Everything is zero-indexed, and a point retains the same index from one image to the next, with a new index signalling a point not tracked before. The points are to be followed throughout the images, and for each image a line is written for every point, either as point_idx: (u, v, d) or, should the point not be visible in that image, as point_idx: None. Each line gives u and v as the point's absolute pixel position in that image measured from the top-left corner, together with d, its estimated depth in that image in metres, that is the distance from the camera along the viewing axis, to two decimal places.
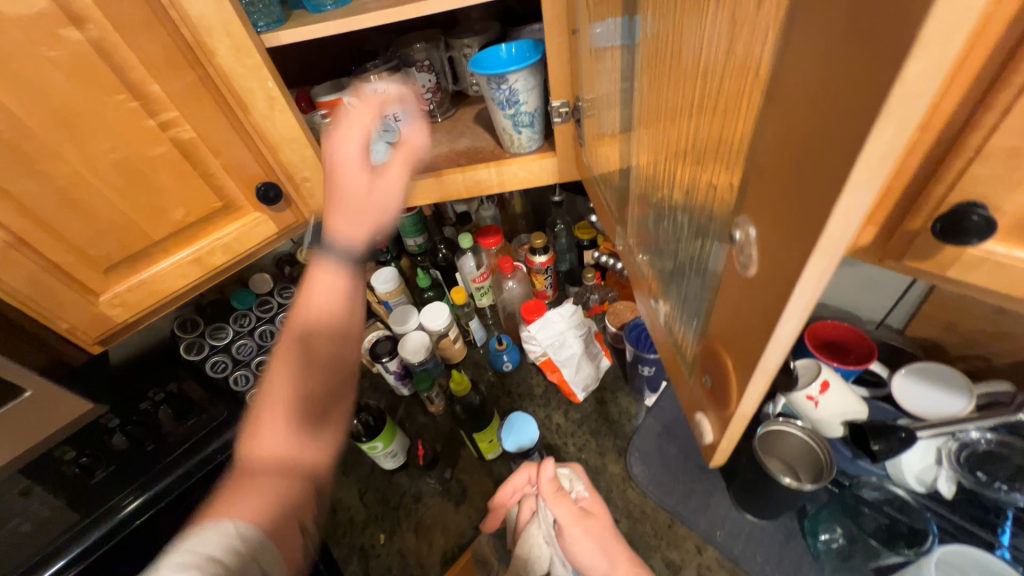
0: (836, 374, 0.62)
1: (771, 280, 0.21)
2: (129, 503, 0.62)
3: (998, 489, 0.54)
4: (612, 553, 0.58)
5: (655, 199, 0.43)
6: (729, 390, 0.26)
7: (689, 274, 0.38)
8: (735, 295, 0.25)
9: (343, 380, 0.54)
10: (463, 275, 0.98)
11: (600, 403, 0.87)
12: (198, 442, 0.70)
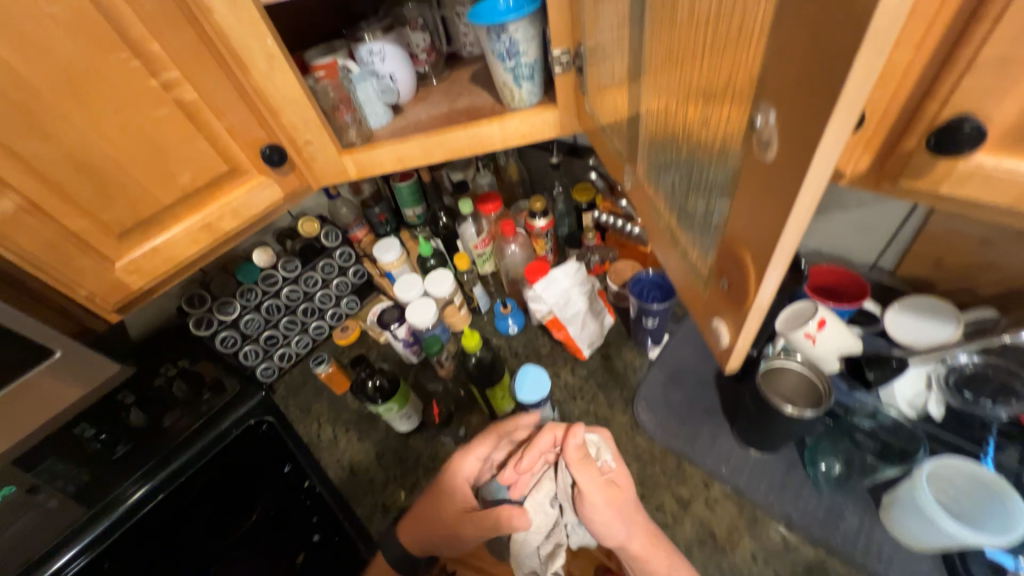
0: (833, 313, 0.65)
1: (789, 163, 0.24)
2: (133, 493, 0.60)
3: (983, 406, 0.58)
4: (630, 521, 0.61)
5: (665, 124, 0.44)
6: (751, 276, 0.29)
7: (703, 190, 0.39)
8: (754, 184, 0.28)
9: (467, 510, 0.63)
10: (464, 243, 0.99)
11: (605, 358, 0.90)
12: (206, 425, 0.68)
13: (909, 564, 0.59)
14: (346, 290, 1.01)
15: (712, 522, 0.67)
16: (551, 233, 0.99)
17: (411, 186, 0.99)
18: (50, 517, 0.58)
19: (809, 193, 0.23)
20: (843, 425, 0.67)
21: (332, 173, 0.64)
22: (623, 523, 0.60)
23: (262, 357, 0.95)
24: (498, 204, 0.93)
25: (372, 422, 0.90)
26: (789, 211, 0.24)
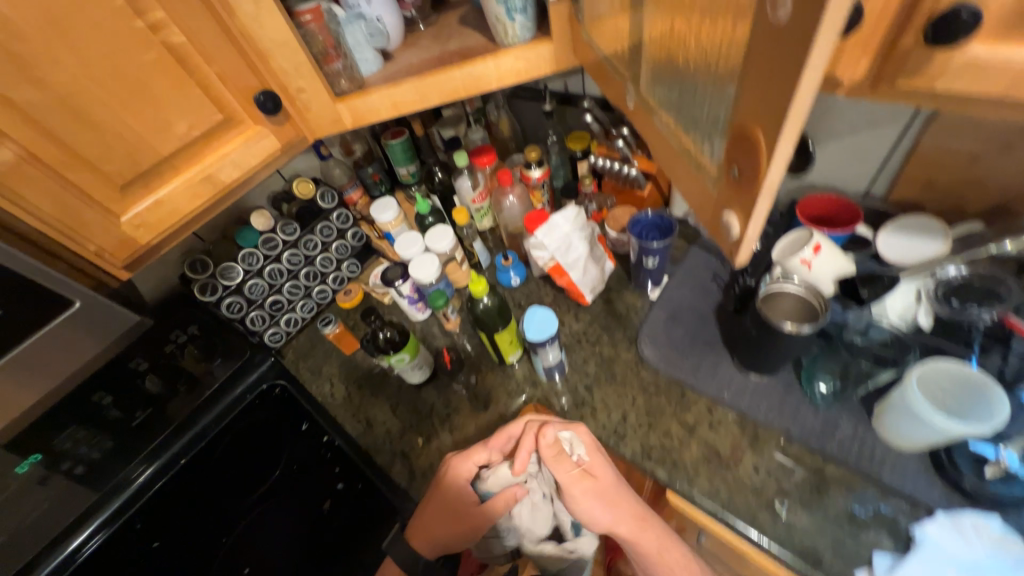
0: (828, 240, 0.69)
1: (804, 14, 0.25)
2: (140, 474, 0.68)
3: (971, 312, 0.61)
4: (614, 509, 0.66)
5: (666, 27, 0.44)
6: (763, 153, 0.31)
7: (708, 88, 0.40)
8: (768, 50, 0.29)
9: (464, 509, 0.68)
10: (461, 198, 1.00)
11: (607, 303, 0.93)
12: (211, 399, 0.75)
13: (900, 462, 0.63)
14: (346, 253, 1.02)
15: (716, 441, 0.71)
16: (548, 183, 0.99)
17: (403, 143, 0.98)
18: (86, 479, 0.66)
19: (822, 46, 0.25)
20: (837, 344, 0.70)
21: (328, 122, 0.63)
22: (609, 510, 0.66)
23: (269, 322, 0.96)
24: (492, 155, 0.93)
25: (383, 378, 0.92)
26: (803, 67, 0.26)
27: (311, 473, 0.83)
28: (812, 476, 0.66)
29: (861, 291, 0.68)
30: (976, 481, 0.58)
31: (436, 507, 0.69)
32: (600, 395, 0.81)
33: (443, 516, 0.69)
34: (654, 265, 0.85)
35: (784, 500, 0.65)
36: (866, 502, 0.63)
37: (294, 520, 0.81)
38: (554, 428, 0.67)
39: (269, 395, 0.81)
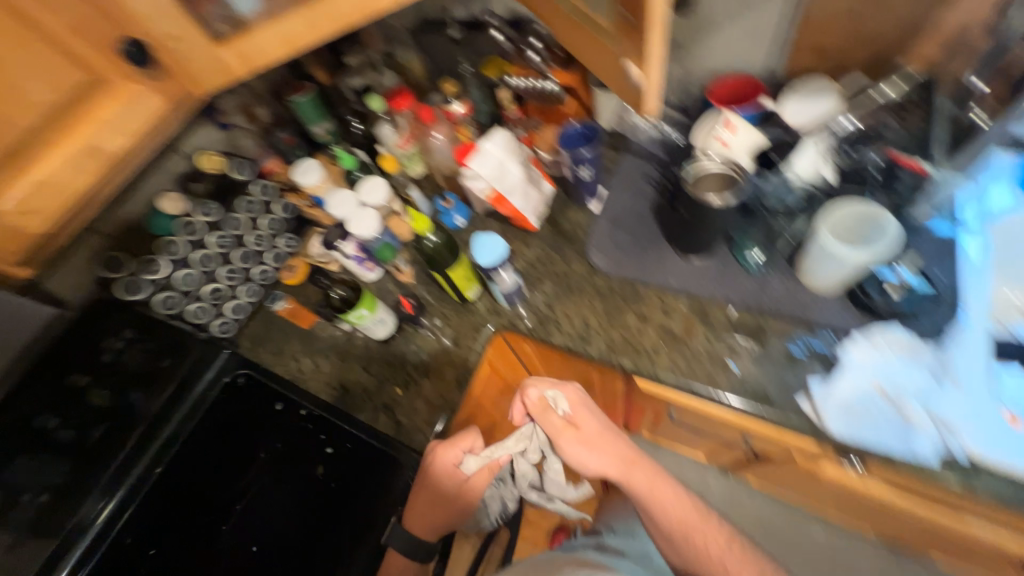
0: (739, 118, 0.74)
1: None
2: (101, 513, 0.69)
3: (860, 156, 0.70)
4: (604, 452, 0.71)
5: None
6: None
7: None
8: None
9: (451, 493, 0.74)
10: (386, 146, 0.98)
11: (552, 223, 0.94)
12: (155, 425, 0.75)
13: (822, 302, 0.72)
14: (280, 227, 0.95)
15: (669, 323, 0.78)
16: (472, 116, 0.97)
17: (311, 98, 0.92)
18: (52, 509, 0.68)
19: None
20: (759, 212, 0.74)
21: (213, 71, 0.57)
22: (595, 451, 0.72)
23: (213, 313, 0.92)
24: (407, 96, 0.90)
25: (348, 342, 0.92)
26: None
27: (300, 450, 0.83)
28: (754, 331, 0.74)
29: (771, 156, 0.74)
30: (885, 301, 0.67)
31: (425, 494, 0.74)
32: (561, 308, 0.84)
33: (434, 503, 0.74)
34: (589, 173, 0.91)
35: (733, 358, 0.72)
36: (798, 341, 0.72)
37: (298, 497, 0.81)
38: (535, 386, 0.73)
39: (234, 385, 0.83)
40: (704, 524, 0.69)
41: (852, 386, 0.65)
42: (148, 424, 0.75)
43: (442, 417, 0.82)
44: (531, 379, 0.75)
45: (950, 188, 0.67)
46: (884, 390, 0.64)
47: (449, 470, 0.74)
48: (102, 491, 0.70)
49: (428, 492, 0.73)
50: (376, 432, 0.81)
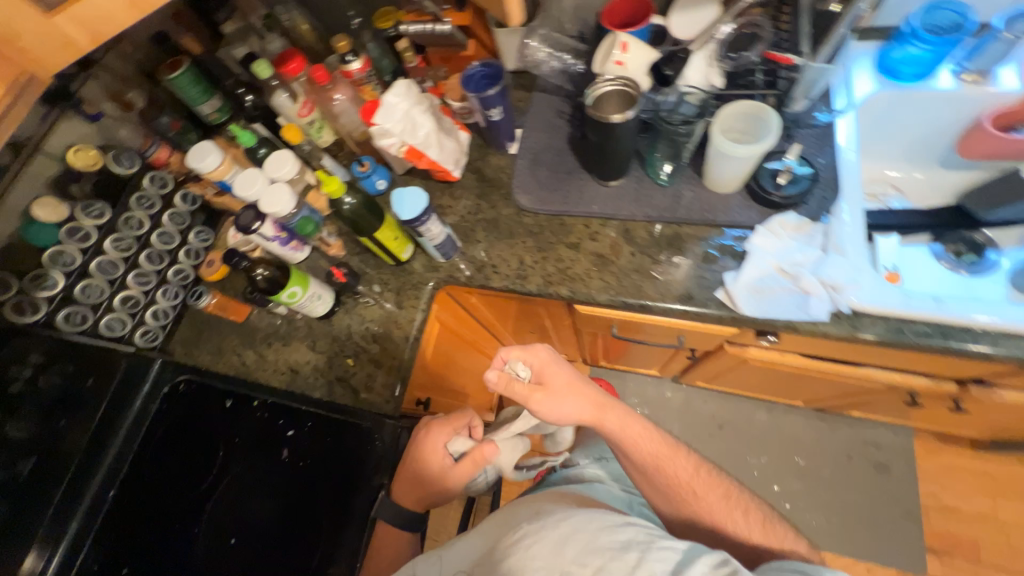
0: (634, 39, 0.77)
1: None
2: (52, 559, 0.69)
3: (743, 58, 0.74)
4: (578, 400, 0.78)
5: None
6: None
7: None
8: None
9: (430, 479, 0.77)
10: (287, 116, 0.91)
11: (475, 172, 0.95)
12: (93, 451, 0.76)
13: (727, 202, 0.78)
14: (185, 221, 0.91)
15: (598, 247, 0.82)
16: (373, 73, 0.93)
17: (188, 73, 0.84)
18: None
19: None
20: (657, 122, 0.76)
21: (56, 47, 0.50)
22: (568, 401, 0.78)
23: (131, 323, 0.86)
24: (300, 59, 0.84)
25: (291, 325, 0.90)
26: None
27: (259, 437, 0.81)
28: (673, 240, 0.79)
29: (664, 71, 0.77)
30: (780, 194, 0.74)
31: (404, 472, 0.79)
32: (496, 252, 0.86)
33: (413, 483, 0.78)
34: (500, 116, 0.86)
35: (657, 267, 0.78)
36: (712, 242, 0.78)
37: (268, 483, 0.78)
38: (497, 359, 0.77)
39: (175, 393, 0.84)
40: (673, 445, 0.83)
41: (756, 270, 0.72)
42: (84, 450, 0.75)
43: (399, 380, 0.82)
44: (498, 352, 0.79)
45: (809, 79, 0.72)
46: (783, 268, 0.71)
47: (427, 453, 0.78)
48: (45, 531, 0.70)
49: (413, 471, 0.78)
50: (334, 405, 0.82)
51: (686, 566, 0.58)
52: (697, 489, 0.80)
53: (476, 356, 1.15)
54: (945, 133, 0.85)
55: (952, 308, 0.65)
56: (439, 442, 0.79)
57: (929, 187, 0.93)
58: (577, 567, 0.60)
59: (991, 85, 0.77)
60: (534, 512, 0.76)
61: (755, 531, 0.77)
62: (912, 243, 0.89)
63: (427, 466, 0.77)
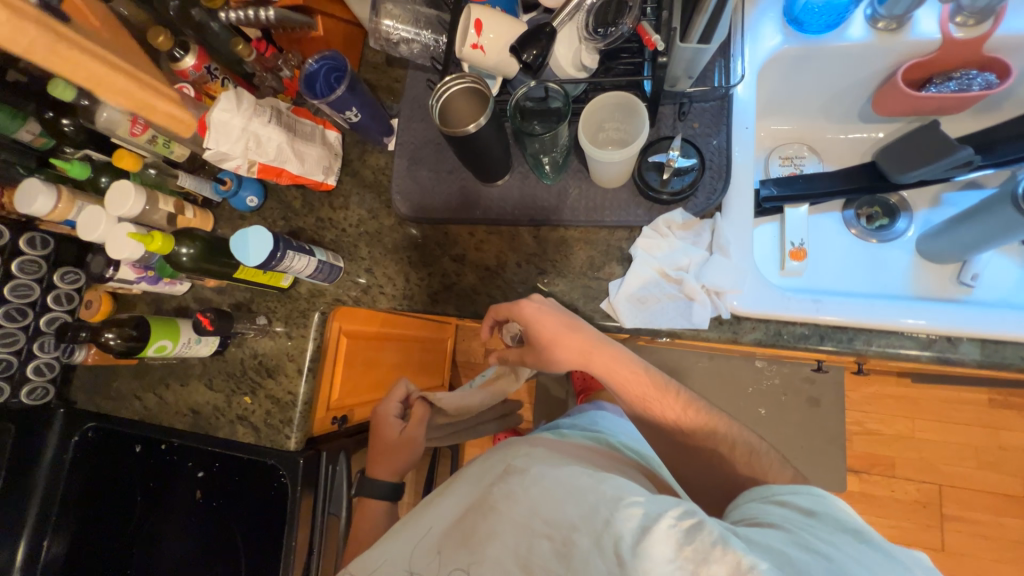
0: (489, 12, 0.64)
1: None
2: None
3: (614, 32, 0.60)
4: (563, 348, 0.68)
5: None
6: None
7: None
8: None
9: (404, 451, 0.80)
10: (118, 137, 0.75)
11: (353, 176, 0.85)
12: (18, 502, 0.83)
13: (615, 200, 0.71)
14: (41, 268, 0.83)
15: (483, 258, 0.77)
16: (214, 66, 0.78)
17: None
18: None
19: None
20: (518, 117, 0.66)
21: None
22: (553, 352, 0.69)
23: (11, 386, 0.81)
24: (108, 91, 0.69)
25: (184, 364, 0.86)
26: None
27: (176, 479, 0.84)
28: (560, 244, 0.74)
29: (523, 57, 0.62)
30: (668, 191, 0.67)
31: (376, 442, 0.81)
32: (381, 271, 0.81)
33: (384, 452, 0.81)
34: (359, 116, 0.76)
35: (544, 278, 0.74)
36: (600, 246, 0.72)
37: (192, 518, 0.83)
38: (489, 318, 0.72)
39: (87, 441, 0.87)
40: (642, 377, 0.69)
41: (638, 278, 0.68)
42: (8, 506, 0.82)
43: (296, 414, 0.80)
44: (491, 308, 0.73)
45: (684, 59, 0.60)
46: (666, 272, 0.67)
47: (390, 419, 0.82)
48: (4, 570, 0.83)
49: (380, 444, 0.82)
50: (237, 445, 0.81)
51: (652, 523, 0.46)
52: (686, 428, 0.68)
53: (413, 349, 1.14)
54: (861, 89, 0.76)
55: (847, 309, 0.64)
56: (390, 403, 0.83)
57: (847, 146, 0.86)
58: (547, 535, 0.48)
59: (909, 32, 0.67)
60: (506, 468, 0.58)
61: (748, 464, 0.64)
62: (823, 212, 0.85)
63: (389, 429, 0.81)
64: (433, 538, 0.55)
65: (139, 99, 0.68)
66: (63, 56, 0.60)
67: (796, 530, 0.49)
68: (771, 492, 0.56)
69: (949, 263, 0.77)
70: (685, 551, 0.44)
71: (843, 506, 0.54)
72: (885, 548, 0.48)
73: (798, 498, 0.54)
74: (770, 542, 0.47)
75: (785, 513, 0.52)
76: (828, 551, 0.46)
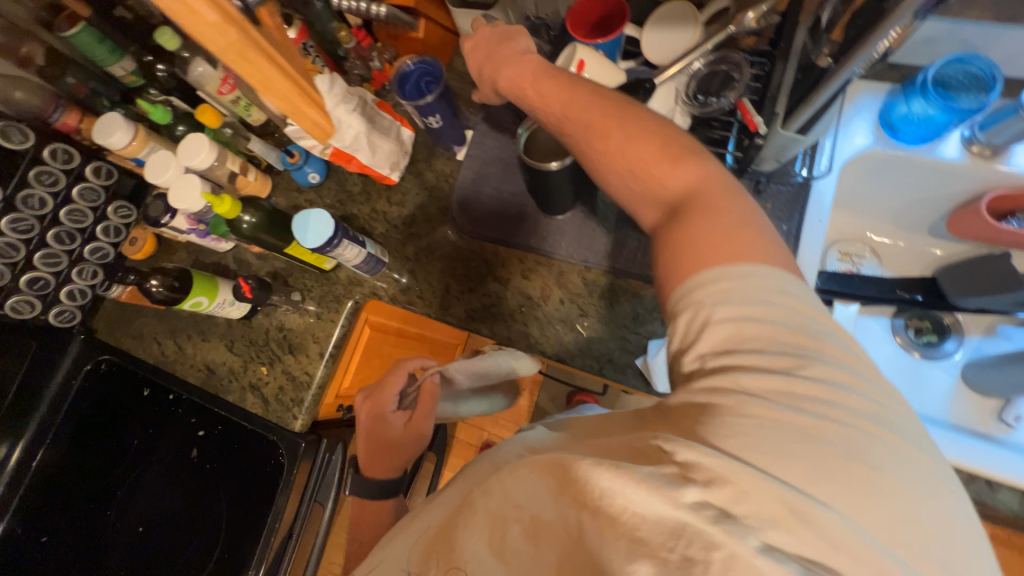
0: (594, 53, 0.64)
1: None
2: None
3: (712, 103, 0.62)
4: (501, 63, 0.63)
5: None
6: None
7: None
8: None
9: (403, 448, 0.69)
10: (205, 92, 0.76)
11: (416, 176, 0.86)
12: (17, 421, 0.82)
13: None
14: (98, 197, 0.84)
15: (527, 287, 0.77)
16: (310, 43, 0.75)
17: (90, 32, 0.71)
18: None
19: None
20: None
21: None
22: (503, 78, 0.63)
23: (42, 305, 0.82)
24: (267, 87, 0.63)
25: (209, 321, 0.86)
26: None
27: (173, 431, 0.84)
28: (607, 290, 0.74)
29: None
30: None
31: (373, 435, 0.70)
32: (423, 275, 0.82)
33: (382, 448, 0.70)
34: (440, 123, 0.77)
35: (584, 320, 0.74)
36: (646, 303, 0.72)
37: (176, 475, 0.82)
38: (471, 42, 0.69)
39: (99, 372, 0.88)
40: (587, 101, 0.53)
41: None
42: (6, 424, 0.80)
43: (307, 397, 0.79)
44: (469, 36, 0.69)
45: (776, 146, 0.60)
46: None
47: (392, 411, 0.68)
48: None
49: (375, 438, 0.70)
50: (242, 412, 0.81)
51: (594, 476, 0.35)
52: (595, 129, 0.52)
53: None
54: (939, 205, 0.75)
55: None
56: (393, 391, 0.69)
57: (910, 257, 0.84)
58: (518, 518, 0.42)
59: (1003, 163, 0.66)
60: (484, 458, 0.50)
61: (691, 169, 0.47)
62: (872, 314, 0.83)
63: (390, 423, 0.69)
64: (423, 546, 0.49)
65: (295, 105, 0.66)
66: (248, 61, 0.58)
67: (752, 376, 0.37)
68: (696, 289, 0.42)
69: (991, 397, 0.75)
70: (629, 513, 0.33)
71: (817, 321, 0.40)
72: (861, 389, 0.37)
73: (734, 307, 0.40)
74: (715, 458, 0.34)
75: (715, 333, 0.40)
76: (796, 430, 0.35)
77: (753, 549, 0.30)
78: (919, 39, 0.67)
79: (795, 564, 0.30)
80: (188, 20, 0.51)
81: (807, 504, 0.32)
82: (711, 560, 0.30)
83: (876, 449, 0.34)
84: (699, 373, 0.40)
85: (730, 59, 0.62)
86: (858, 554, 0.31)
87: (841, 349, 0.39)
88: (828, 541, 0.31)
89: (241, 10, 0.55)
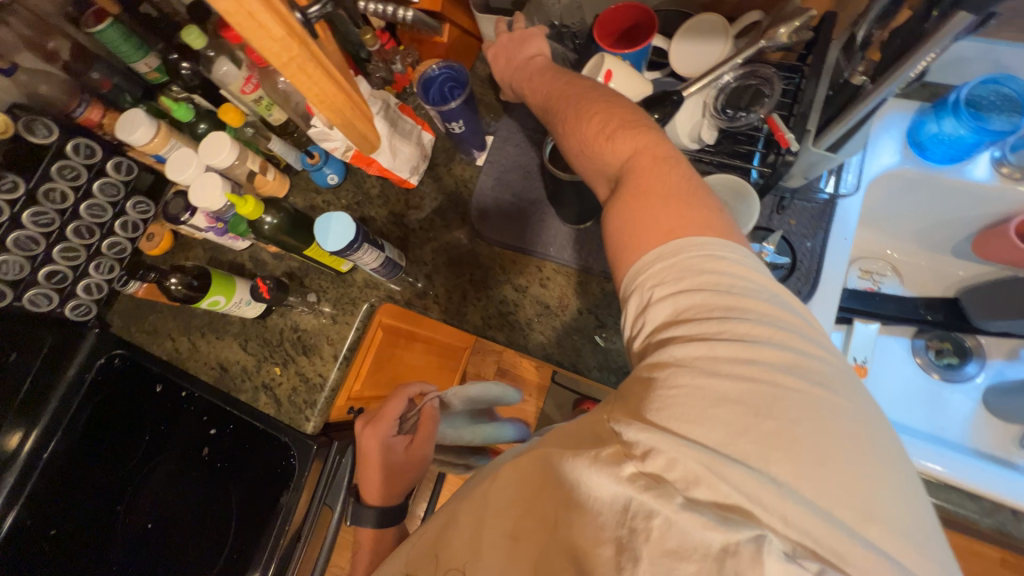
0: (620, 62, 0.63)
1: None
2: None
3: (740, 117, 0.61)
4: (513, 67, 0.66)
5: None
6: None
7: None
8: None
9: (409, 473, 0.65)
10: (228, 91, 0.77)
11: (434, 181, 0.86)
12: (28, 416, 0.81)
13: None
14: (118, 192, 0.85)
15: (544, 295, 0.77)
16: None
17: (117, 29, 0.72)
18: None
19: None
20: None
21: None
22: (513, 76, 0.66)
23: (59, 298, 0.82)
24: (326, 103, 0.63)
25: (224, 319, 0.88)
26: None
27: (184, 428, 0.83)
28: None
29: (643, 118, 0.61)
30: None
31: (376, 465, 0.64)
32: (439, 280, 0.81)
33: (388, 476, 0.64)
34: (462, 129, 0.76)
35: (601, 331, 0.74)
36: None
37: (183, 473, 0.82)
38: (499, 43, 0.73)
39: (112, 367, 0.87)
40: (603, 95, 0.53)
41: None
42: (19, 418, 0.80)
43: (320, 398, 0.79)
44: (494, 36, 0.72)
45: (806, 161, 0.59)
46: None
47: (394, 434, 0.65)
48: None
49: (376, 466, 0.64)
50: (255, 412, 0.80)
51: (569, 467, 0.36)
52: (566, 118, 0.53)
53: None
54: (964, 226, 0.74)
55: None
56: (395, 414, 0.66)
57: (932, 276, 0.83)
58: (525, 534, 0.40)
59: None
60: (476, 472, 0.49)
61: (629, 145, 0.47)
62: (893, 333, 0.82)
63: (395, 446, 0.65)
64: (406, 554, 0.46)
65: (347, 118, 0.67)
66: (305, 72, 0.58)
67: (689, 346, 0.37)
68: (639, 275, 0.42)
69: (1013, 423, 0.73)
70: (591, 502, 0.34)
71: (747, 279, 0.39)
72: (789, 346, 0.36)
73: (669, 278, 0.40)
74: (653, 434, 0.34)
75: (654, 314, 0.40)
76: (718, 393, 0.35)
77: (677, 507, 0.31)
78: (951, 58, 0.67)
79: (714, 513, 0.31)
80: (252, 33, 0.50)
81: (724, 461, 0.32)
82: (651, 527, 0.31)
83: (804, 412, 0.34)
84: (648, 348, 0.40)
85: (760, 75, 0.61)
86: (781, 509, 0.31)
87: (771, 305, 0.38)
88: (749, 495, 0.31)
89: (301, 22, 0.53)
